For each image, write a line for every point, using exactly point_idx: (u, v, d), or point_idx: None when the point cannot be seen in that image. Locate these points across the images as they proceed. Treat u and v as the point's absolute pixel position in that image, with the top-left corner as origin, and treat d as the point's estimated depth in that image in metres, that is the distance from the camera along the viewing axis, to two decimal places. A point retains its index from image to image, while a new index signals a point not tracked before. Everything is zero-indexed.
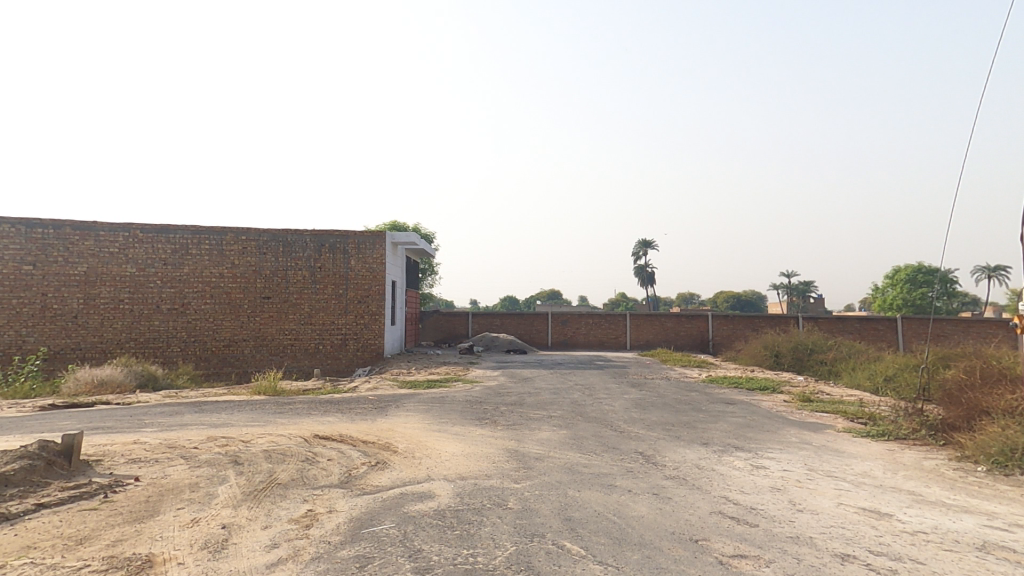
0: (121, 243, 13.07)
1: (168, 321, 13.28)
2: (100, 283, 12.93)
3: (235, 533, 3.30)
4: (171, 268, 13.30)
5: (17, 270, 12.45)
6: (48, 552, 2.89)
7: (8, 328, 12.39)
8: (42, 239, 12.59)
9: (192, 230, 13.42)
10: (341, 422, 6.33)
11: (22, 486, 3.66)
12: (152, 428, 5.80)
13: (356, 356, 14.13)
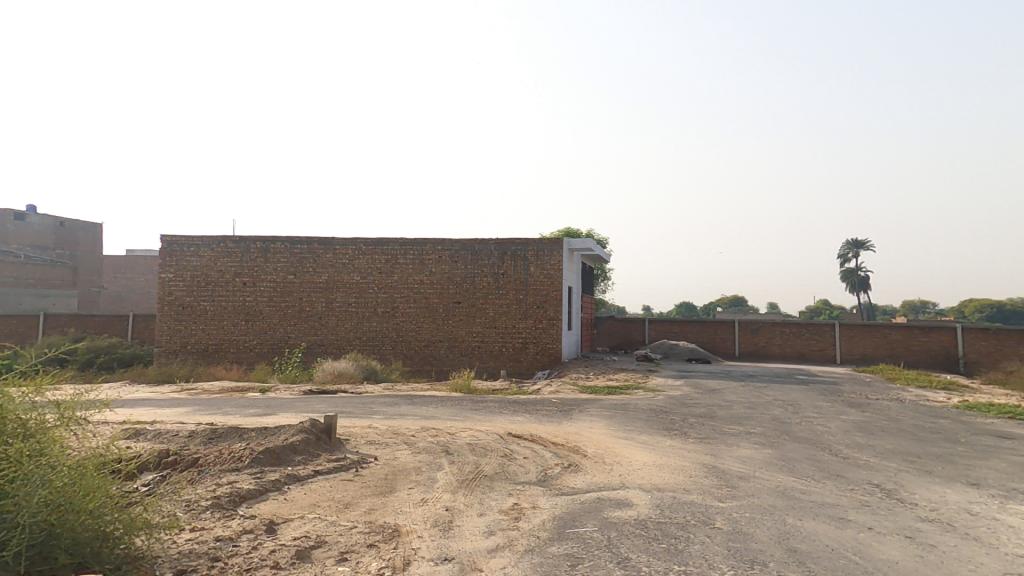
0: (350, 255, 15.52)
1: (382, 323, 15.37)
2: (336, 289, 15.51)
3: (456, 516, 3.61)
4: (385, 276, 15.39)
5: (284, 279, 15.52)
6: (328, 511, 3.52)
7: (278, 326, 15.49)
8: (300, 252, 15.53)
9: (401, 242, 15.36)
10: (529, 423, 6.58)
11: (304, 455, 4.56)
12: (379, 415, 6.70)
13: (536, 359, 14.73)
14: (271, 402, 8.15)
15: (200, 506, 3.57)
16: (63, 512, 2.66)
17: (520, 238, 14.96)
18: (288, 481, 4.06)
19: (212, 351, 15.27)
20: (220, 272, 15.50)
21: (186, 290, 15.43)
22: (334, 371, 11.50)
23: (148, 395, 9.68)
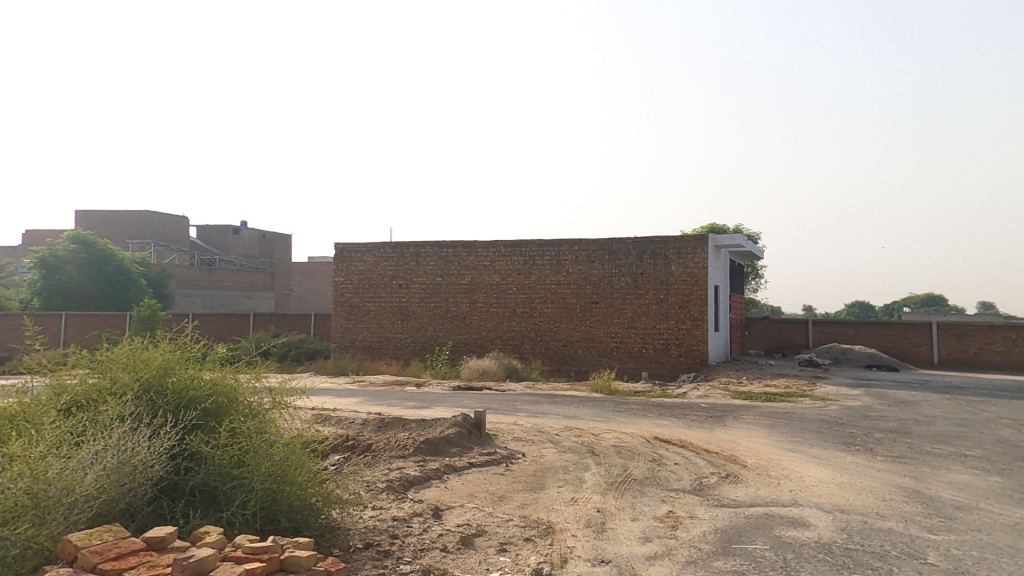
0: (491, 257, 16.20)
1: (521, 323, 15.79)
2: (478, 291, 16.29)
3: (609, 519, 3.49)
4: (523, 277, 15.81)
5: (433, 281, 16.70)
6: (484, 503, 3.68)
7: (428, 325, 16.72)
8: (447, 255, 16.60)
9: (538, 244, 15.67)
10: (678, 427, 6.20)
11: (459, 446, 5.45)
12: (524, 413, 6.84)
13: (679, 361, 14.06)
14: (426, 395, 8.84)
15: (380, 486, 4.75)
16: (281, 482, 4.08)
17: (660, 236, 14.36)
18: (447, 471, 4.99)
19: (375, 347, 16.96)
20: (381, 276, 17.12)
21: (354, 292, 17.24)
22: (478, 369, 12.10)
23: (329, 384, 11.12)
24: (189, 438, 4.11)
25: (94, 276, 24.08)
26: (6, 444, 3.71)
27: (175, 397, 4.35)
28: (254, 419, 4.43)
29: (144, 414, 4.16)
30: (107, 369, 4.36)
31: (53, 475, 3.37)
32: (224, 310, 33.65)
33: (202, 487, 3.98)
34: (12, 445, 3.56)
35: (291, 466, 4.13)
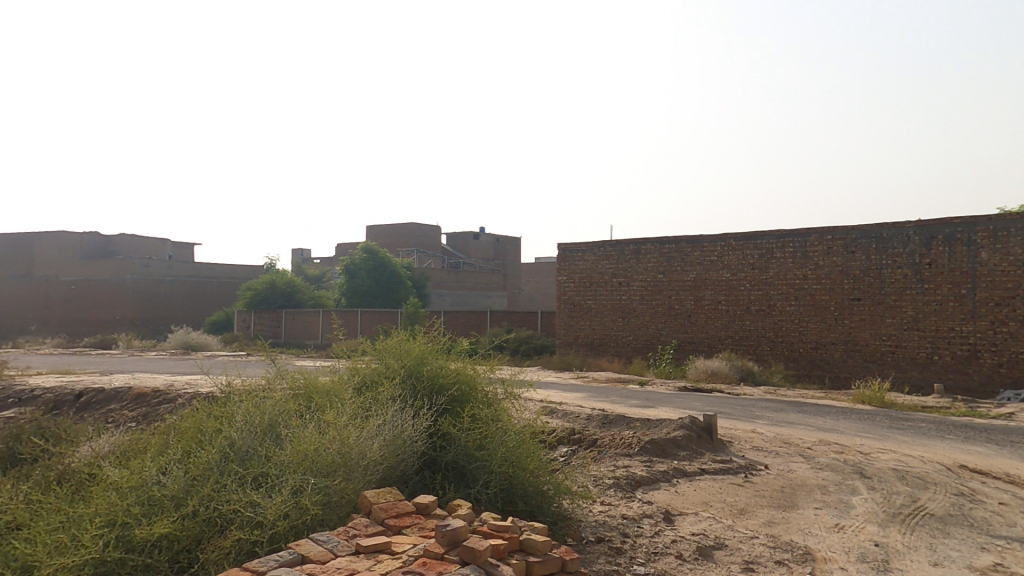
0: (720, 252, 15.20)
1: (757, 322, 14.48)
2: (704, 287, 15.35)
3: (895, 557, 3.45)
4: (758, 272, 14.52)
5: (654, 278, 16.27)
6: (723, 515, 4.08)
7: (650, 323, 16.34)
8: (668, 252, 16.05)
9: (778, 234, 14.32)
10: (1000, 457, 5.04)
11: (687, 451, 5.32)
12: (764, 421, 6.37)
13: (997, 373, 11.57)
14: (650, 394, 8.71)
15: (606, 483, 4.90)
16: (516, 469, 4.55)
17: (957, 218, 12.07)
18: (676, 476, 4.90)
19: (597, 344, 17.27)
20: (601, 274, 17.39)
21: (576, 290, 17.79)
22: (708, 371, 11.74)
23: (555, 378, 11.79)
24: (441, 420, 4.91)
25: (378, 279, 30.15)
26: (323, 413, 4.92)
27: (430, 383, 5.26)
28: (491, 407, 5.06)
29: (409, 397, 5.09)
30: (384, 357, 5.48)
31: (353, 442, 4.32)
32: (466, 307, 38.58)
33: (454, 464, 4.67)
34: (327, 414, 4.69)
35: (524, 455, 4.59)
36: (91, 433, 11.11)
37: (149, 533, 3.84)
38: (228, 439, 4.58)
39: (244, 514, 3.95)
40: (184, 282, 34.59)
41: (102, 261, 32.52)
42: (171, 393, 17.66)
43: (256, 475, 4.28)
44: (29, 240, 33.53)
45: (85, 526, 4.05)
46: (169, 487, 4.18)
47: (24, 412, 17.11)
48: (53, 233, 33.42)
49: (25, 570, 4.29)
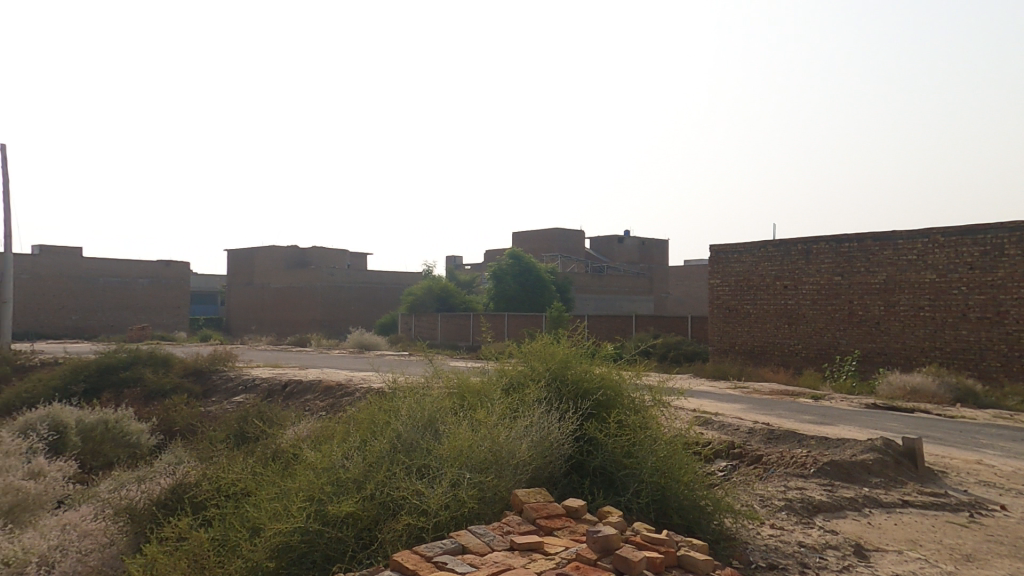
0: (919, 251, 14.05)
1: (976, 331, 13.11)
2: (900, 291, 14.24)
3: None
4: (978, 273, 13.16)
5: (830, 281, 15.41)
6: (941, 558, 3.85)
7: (826, 331, 15.41)
8: (848, 252, 15.18)
9: (1007, 228, 12.89)
10: None
11: (882, 478, 5.10)
12: (997, 451, 6.04)
13: None
14: (828, 411, 7.77)
15: (777, 504, 4.74)
16: (669, 479, 4.48)
17: None
18: (870, 504, 4.69)
19: (758, 352, 16.47)
20: (762, 276, 16.71)
21: (731, 294, 17.14)
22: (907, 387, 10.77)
23: (710, 387, 11.02)
24: (588, 424, 5.01)
25: (524, 285, 31.33)
26: (475, 411, 5.28)
27: (574, 386, 5.37)
28: (639, 414, 5.06)
29: (554, 398, 5.25)
30: (529, 359, 5.68)
31: (502, 441, 4.59)
32: (612, 313, 38.28)
33: (601, 469, 4.71)
34: (479, 412, 5.03)
35: (675, 465, 4.50)
36: (293, 419, 13.17)
37: (337, 510, 4.45)
38: (395, 431, 5.15)
39: (411, 500, 4.39)
40: (360, 288, 39.43)
41: (299, 271, 38.49)
42: (352, 387, 20.33)
43: (420, 465, 4.74)
44: (249, 254, 40.96)
45: (290, 499, 4.82)
46: (350, 471, 4.80)
47: (249, 398, 21.02)
48: (265, 248, 40.42)
49: (256, 532, 5.33)
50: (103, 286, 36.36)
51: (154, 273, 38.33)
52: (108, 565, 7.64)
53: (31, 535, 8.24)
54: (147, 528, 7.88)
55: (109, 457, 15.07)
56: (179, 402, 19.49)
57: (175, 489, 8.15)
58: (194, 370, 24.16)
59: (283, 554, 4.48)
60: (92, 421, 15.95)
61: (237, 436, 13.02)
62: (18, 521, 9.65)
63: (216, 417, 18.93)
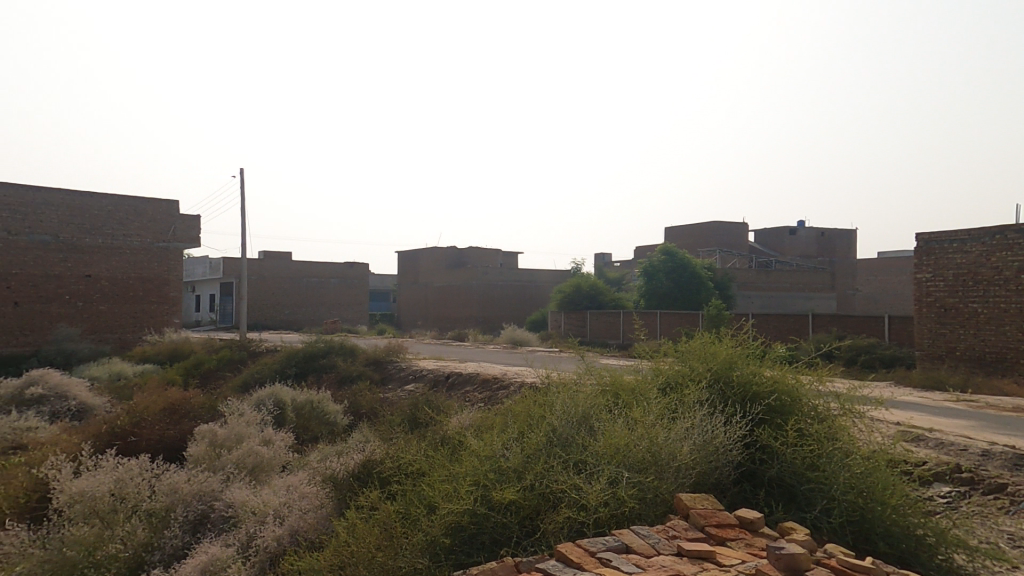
0: None
1: None
2: None
3: None
4: None
5: None
6: None
7: None
8: None
9: None
10: None
11: None
12: None
13: None
14: None
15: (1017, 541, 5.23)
16: (872, 502, 5.23)
17: None
18: None
19: (991, 359, 13.98)
20: (996, 268, 14.16)
21: (949, 290, 14.90)
22: None
23: (918, 398, 9.54)
24: (758, 432, 6.04)
25: (677, 282, 30.03)
26: (631, 410, 6.52)
27: (739, 391, 6.60)
28: (821, 421, 6.11)
29: (718, 401, 6.51)
30: (685, 360, 7.15)
31: (660, 442, 5.59)
32: (782, 311, 34.70)
33: (781, 482, 5.64)
34: (636, 412, 6.22)
35: (885, 491, 5.24)
36: (456, 409, 14.47)
37: (502, 498, 5.42)
38: (551, 426, 6.30)
39: (569, 495, 5.33)
40: (511, 286, 41.35)
41: (458, 270, 41.72)
42: (507, 380, 21.62)
43: (575, 461, 5.77)
44: (415, 255, 45.39)
45: (460, 482, 5.96)
46: (510, 462, 5.87)
47: (419, 387, 23.47)
48: (428, 249, 44.42)
49: (429, 508, 6.20)
50: (305, 285, 43.12)
51: (342, 273, 44.51)
52: (320, 526, 8.94)
53: (266, 492, 10.07)
54: (346, 496, 9.24)
55: (314, 433, 17.89)
56: (364, 389, 22.51)
57: (364, 466, 9.53)
58: (374, 359, 27.67)
59: (456, 530, 5.56)
60: (302, 401, 19.34)
61: (411, 420, 14.70)
62: (259, 478, 12.23)
63: (393, 402, 21.43)
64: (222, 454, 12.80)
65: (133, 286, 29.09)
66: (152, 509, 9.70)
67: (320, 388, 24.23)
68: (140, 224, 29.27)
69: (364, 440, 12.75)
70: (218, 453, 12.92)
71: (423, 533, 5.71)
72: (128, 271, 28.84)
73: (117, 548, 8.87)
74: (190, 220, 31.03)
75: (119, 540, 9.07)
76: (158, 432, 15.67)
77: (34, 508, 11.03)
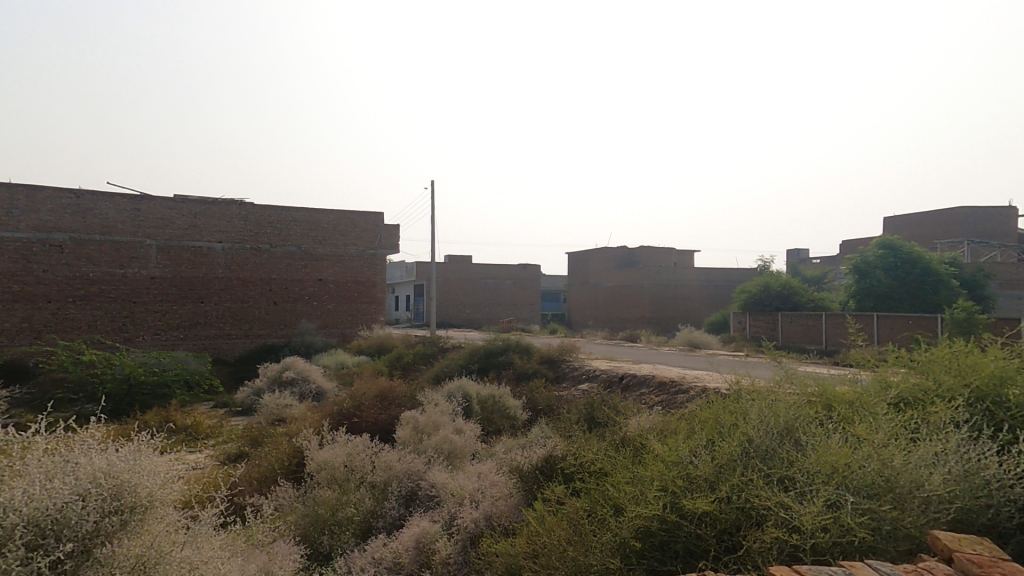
0: None
1: None
2: None
3: None
4: None
5: None
6: None
7: None
8: None
9: None
10: None
11: None
12: None
13: None
14: None
15: None
16: None
17: None
18: None
19: None
20: None
21: None
22: None
23: None
24: None
25: (900, 278, 25.78)
26: (854, 426, 6.21)
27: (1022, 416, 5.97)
28: None
29: (983, 424, 6.01)
30: (925, 371, 7.04)
31: (897, 466, 5.14)
32: None
33: None
34: (861, 429, 5.91)
35: None
36: (635, 412, 14.15)
37: (696, 507, 5.17)
38: (745, 437, 5.90)
39: (776, 514, 4.94)
40: (688, 285, 40.56)
41: (628, 270, 41.57)
42: (686, 384, 20.64)
43: (780, 476, 5.37)
44: (585, 257, 46.20)
45: (646, 487, 5.84)
46: (701, 469, 5.62)
47: (593, 387, 23.57)
48: (598, 250, 44.80)
49: (614, 509, 6.28)
50: (484, 286, 46.70)
51: (517, 275, 47.43)
52: (512, 514, 9.24)
53: (461, 478, 10.84)
54: (533, 488, 9.62)
55: (498, 425, 18.76)
56: (540, 387, 23.24)
57: (547, 460, 9.94)
58: (548, 358, 28.58)
59: (645, 534, 5.40)
60: (485, 395, 20.43)
61: (589, 420, 14.57)
62: (454, 462, 12.60)
63: (569, 400, 21.83)
64: (423, 438, 13.77)
65: (351, 289, 34.46)
66: (375, 481, 11.24)
67: (501, 382, 25.50)
68: (356, 234, 34.58)
69: (545, 435, 13.26)
70: (421, 436, 13.88)
71: (613, 535, 5.67)
72: (348, 275, 34.28)
73: (352, 512, 10.42)
74: (393, 231, 35.87)
75: (353, 505, 10.57)
76: (373, 415, 18.09)
77: (294, 470, 13.52)
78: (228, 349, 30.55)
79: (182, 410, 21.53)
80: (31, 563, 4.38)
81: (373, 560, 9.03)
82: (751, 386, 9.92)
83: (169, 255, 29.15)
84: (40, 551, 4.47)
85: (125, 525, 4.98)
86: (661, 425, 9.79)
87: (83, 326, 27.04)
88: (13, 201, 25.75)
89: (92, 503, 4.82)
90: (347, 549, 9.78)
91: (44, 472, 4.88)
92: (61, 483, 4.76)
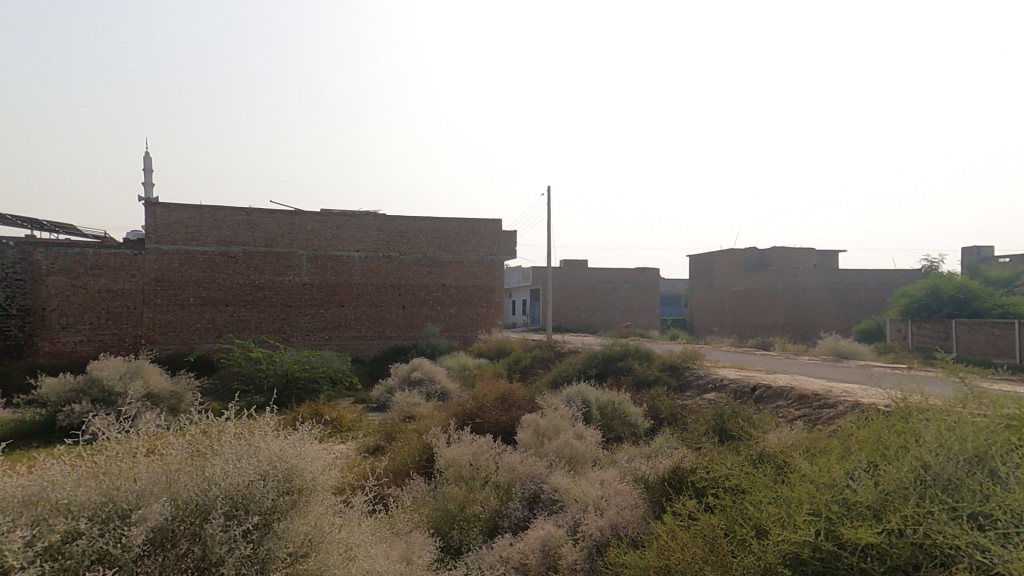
0: None
1: None
2: None
3: None
4: None
5: None
6: None
7: None
8: None
9: None
10: None
11: None
12: None
13: None
14: None
15: None
16: None
17: None
18: None
19: None
20: None
21: None
22: None
23: None
24: None
25: None
26: None
27: None
28: None
29: None
30: None
31: None
32: None
33: None
34: None
35: None
36: (774, 426, 12.26)
37: (856, 537, 4.31)
38: (919, 461, 4.85)
39: (969, 557, 3.89)
40: (830, 289, 36.97)
41: (759, 273, 38.69)
42: (833, 399, 18.04)
43: (972, 512, 4.21)
44: (709, 260, 43.78)
45: (794, 511, 5.13)
46: (861, 496, 4.73)
47: (722, 396, 21.77)
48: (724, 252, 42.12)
49: (755, 531, 5.66)
50: (600, 290, 46.21)
51: (635, 279, 46.49)
52: (640, 524, 8.23)
53: (584, 483, 9.83)
54: (661, 500, 8.55)
55: (618, 433, 17.98)
56: (662, 394, 21.80)
57: (674, 472, 8.82)
58: (670, 365, 27.08)
59: (796, 562, 4.63)
60: (604, 402, 19.58)
61: (719, 431, 12.83)
62: (576, 468, 12.04)
63: (696, 410, 20.28)
64: (545, 442, 13.32)
65: (472, 293, 35.83)
66: (498, 480, 10.46)
67: (621, 388, 24.38)
68: (476, 242, 35.94)
69: (672, 446, 12.31)
70: (543, 440, 13.46)
71: (757, 559, 5.03)
72: (468, 281, 35.70)
73: (479, 509, 9.80)
74: (510, 237, 36.75)
75: (479, 503, 9.97)
76: (495, 417, 18.40)
77: (424, 466, 13.96)
78: (365, 348, 33.22)
79: (329, 405, 23.74)
80: (230, 530, 4.48)
81: (500, 559, 8.37)
82: (926, 403, 8.19)
83: (317, 264, 32.51)
84: (234, 521, 4.54)
85: (296, 504, 4.89)
86: (807, 442, 8.69)
87: (252, 326, 31.06)
88: (202, 220, 30.30)
89: (271, 482, 4.80)
90: (475, 546, 9.20)
91: (234, 452, 4.96)
92: (249, 461, 4.83)
